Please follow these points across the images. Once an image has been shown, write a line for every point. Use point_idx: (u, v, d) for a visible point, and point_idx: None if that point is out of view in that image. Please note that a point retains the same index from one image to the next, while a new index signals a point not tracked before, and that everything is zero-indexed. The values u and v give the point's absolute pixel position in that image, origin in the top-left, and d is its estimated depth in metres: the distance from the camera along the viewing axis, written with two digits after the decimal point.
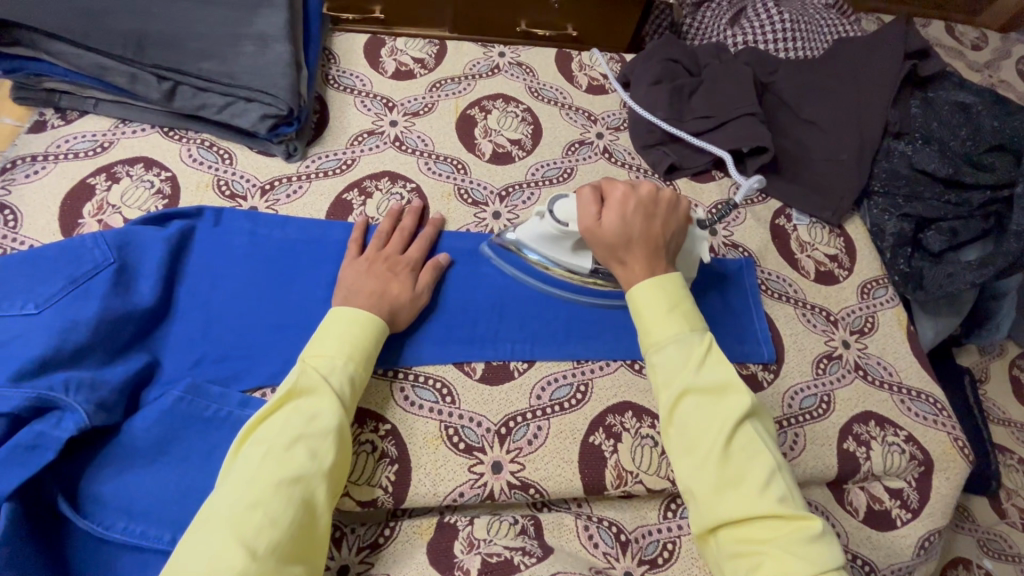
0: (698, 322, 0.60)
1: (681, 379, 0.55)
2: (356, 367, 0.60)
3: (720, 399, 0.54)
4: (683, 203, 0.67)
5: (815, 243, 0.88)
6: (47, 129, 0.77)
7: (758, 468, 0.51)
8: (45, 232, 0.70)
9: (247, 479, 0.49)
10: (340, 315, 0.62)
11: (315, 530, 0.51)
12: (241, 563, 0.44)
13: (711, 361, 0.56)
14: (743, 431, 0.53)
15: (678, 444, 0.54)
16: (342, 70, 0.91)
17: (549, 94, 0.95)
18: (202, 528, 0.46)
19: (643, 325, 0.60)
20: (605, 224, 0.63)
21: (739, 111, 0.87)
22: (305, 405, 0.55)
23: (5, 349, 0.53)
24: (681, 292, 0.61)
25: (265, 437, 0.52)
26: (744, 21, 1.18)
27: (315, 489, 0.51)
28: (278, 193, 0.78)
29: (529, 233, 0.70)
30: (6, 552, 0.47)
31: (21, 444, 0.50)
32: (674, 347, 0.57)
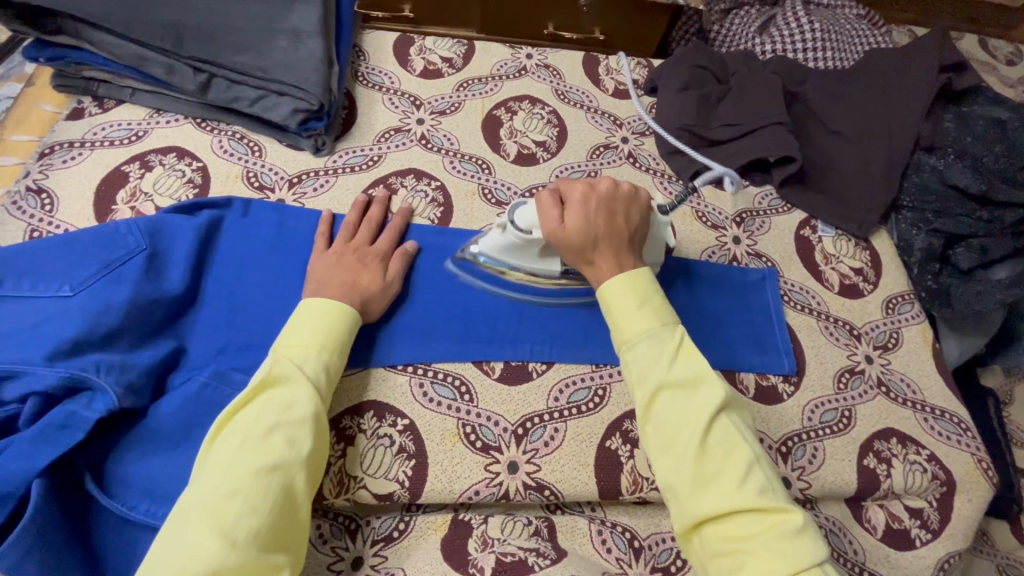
0: (669, 317, 0.60)
1: (655, 375, 0.55)
2: (330, 357, 0.61)
3: (694, 393, 0.54)
4: (642, 194, 0.67)
5: (840, 256, 0.87)
6: (85, 116, 0.79)
7: (736, 461, 0.51)
8: (80, 217, 0.72)
9: (223, 469, 0.49)
10: (314, 307, 0.62)
11: (295, 518, 0.52)
12: (220, 552, 0.45)
13: (684, 356, 0.57)
14: (718, 425, 0.53)
15: (655, 442, 0.54)
16: (371, 67, 0.92)
17: (575, 97, 0.95)
18: (184, 518, 0.47)
19: (615, 322, 0.60)
20: (569, 225, 0.63)
21: (767, 120, 0.87)
22: (280, 394, 0.55)
23: (41, 328, 0.54)
24: (650, 286, 0.61)
25: (242, 426, 0.53)
26: (773, 30, 1.17)
27: (295, 476, 0.52)
28: (306, 185, 0.79)
29: (494, 247, 0.69)
30: (34, 528, 0.48)
31: (53, 423, 0.51)
32: (647, 342, 0.57)
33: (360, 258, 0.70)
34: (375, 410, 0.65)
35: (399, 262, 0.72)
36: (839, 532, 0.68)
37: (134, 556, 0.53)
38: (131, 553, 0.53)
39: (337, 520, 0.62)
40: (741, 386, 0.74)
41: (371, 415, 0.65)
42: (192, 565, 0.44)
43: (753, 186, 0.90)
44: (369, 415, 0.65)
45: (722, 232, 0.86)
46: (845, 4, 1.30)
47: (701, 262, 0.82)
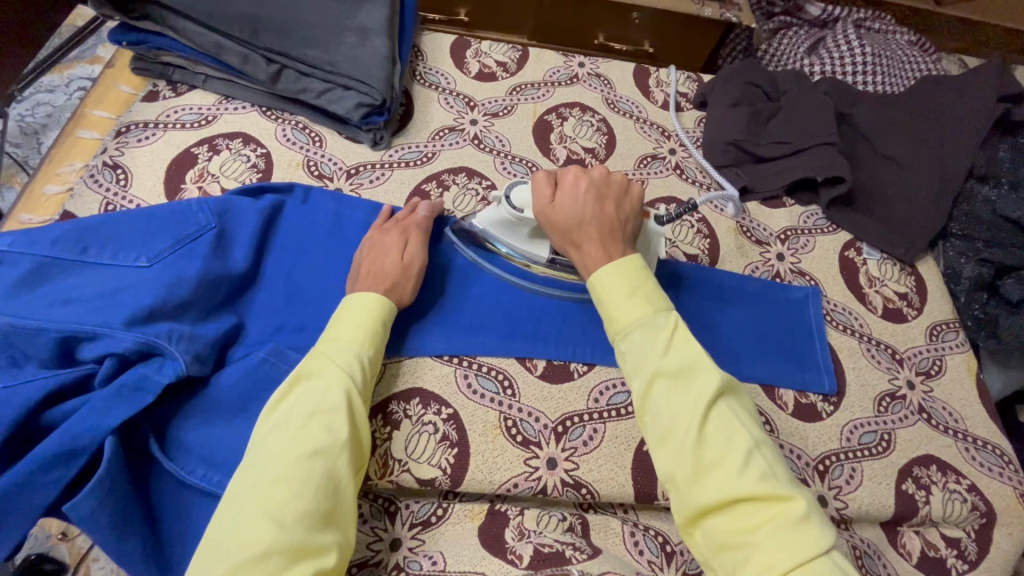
0: (662, 303, 0.59)
1: (649, 365, 0.55)
2: (367, 348, 0.60)
3: (690, 382, 0.54)
4: (635, 187, 0.69)
5: (885, 279, 0.86)
6: (159, 99, 0.83)
7: (736, 448, 0.50)
8: (152, 193, 0.76)
9: (267, 458, 0.50)
10: (354, 301, 0.63)
11: (342, 499, 0.52)
12: (269, 535, 0.45)
13: (677, 343, 0.56)
14: (716, 412, 0.52)
15: (653, 433, 0.54)
16: (428, 67, 0.95)
17: (625, 107, 0.97)
18: (235, 505, 0.48)
19: (608, 311, 0.60)
20: (558, 205, 0.66)
21: (818, 140, 0.87)
22: (315, 385, 0.56)
23: (120, 295, 0.57)
24: (642, 275, 0.61)
25: (281, 418, 0.53)
26: (823, 51, 1.18)
27: (337, 460, 0.52)
28: (362, 177, 0.82)
29: (487, 218, 0.71)
30: (107, 481, 0.51)
31: (127, 384, 0.54)
32: (640, 331, 0.57)
33: (386, 237, 0.70)
34: (421, 397, 0.67)
35: (415, 242, 0.71)
36: (874, 554, 0.68)
37: (190, 519, 0.56)
38: (187, 515, 0.56)
39: (376, 502, 0.64)
40: (780, 402, 0.74)
41: (416, 402, 0.66)
42: (244, 548, 0.45)
43: (799, 205, 0.91)
44: (415, 401, 0.66)
45: (766, 248, 0.86)
46: (896, 30, 1.30)
47: (743, 275, 0.82)
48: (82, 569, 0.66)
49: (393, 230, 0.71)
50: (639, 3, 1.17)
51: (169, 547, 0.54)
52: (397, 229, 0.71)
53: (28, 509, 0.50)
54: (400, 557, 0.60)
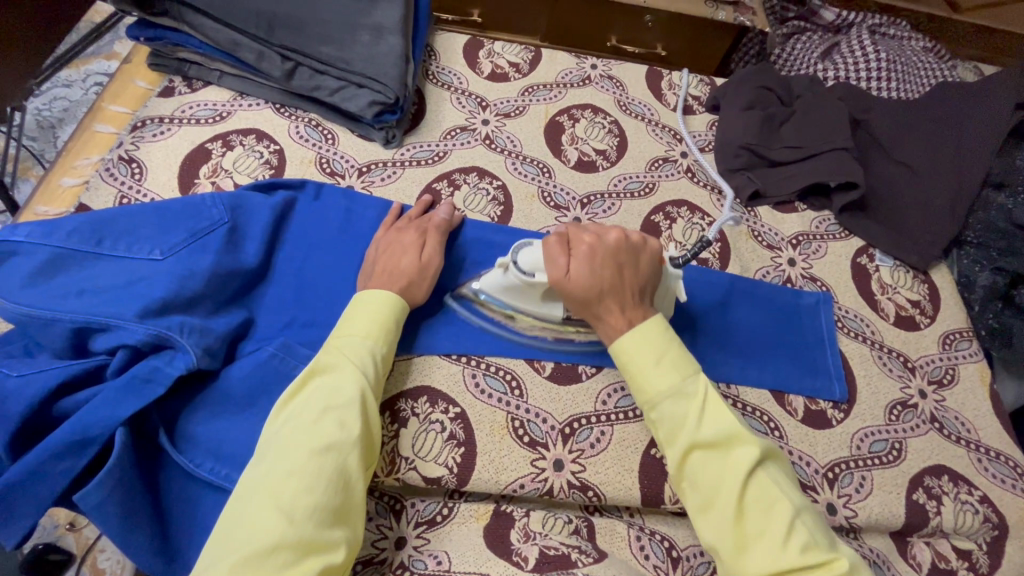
0: (690, 367, 0.59)
1: (683, 436, 0.55)
2: (378, 344, 0.60)
3: (727, 451, 0.54)
4: (651, 244, 0.66)
5: (897, 286, 0.86)
6: (175, 95, 0.84)
7: (778, 517, 0.51)
8: (166, 187, 0.76)
9: (280, 452, 0.50)
10: (366, 298, 0.63)
11: (352, 495, 0.51)
12: (279, 529, 0.45)
13: (710, 411, 0.56)
14: (754, 480, 0.53)
15: (693, 503, 0.54)
16: (441, 66, 0.95)
17: (637, 109, 0.96)
18: (246, 498, 0.48)
19: (635, 380, 0.59)
20: (574, 277, 0.62)
21: (830, 145, 0.87)
22: (327, 380, 0.56)
23: (133, 287, 0.58)
24: (667, 337, 0.60)
25: (294, 412, 0.53)
26: (836, 56, 1.17)
27: (349, 456, 0.52)
28: (373, 175, 0.82)
29: (496, 281, 0.68)
30: (117, 472, 0.51)
31: (139, 376, 0.54)
32: (672, 400, 0.57)
33: (401, 236, 0.70)
34: (428, 395, 0.67)
35: (434, 243, 0.71)
36: (883, 564, 0.67)
37: (197, 511, 0.56)
38: (194, 508, 0.56)
39: (382, 499, 0.64)
40: (790, 408, 0.73)
41: (424, 400, 0.66)
42: (254, 542, 0.45)
43: (811, 210, 0.90)
44: (422, 399, 0.66)
45: (777, 252, 0.86)
46: (911, 36, 1.29)
47: (754, 280, 0.82)
48: (88, 559, 0.67)
49: (410, 230, 0.71)
50: (652, 6, 1.16)
51: (176, 539, 0.55)
52: (410, 229, 0.71)
53: (39, 497, 0.51)
54: (405, 556, 0.60)
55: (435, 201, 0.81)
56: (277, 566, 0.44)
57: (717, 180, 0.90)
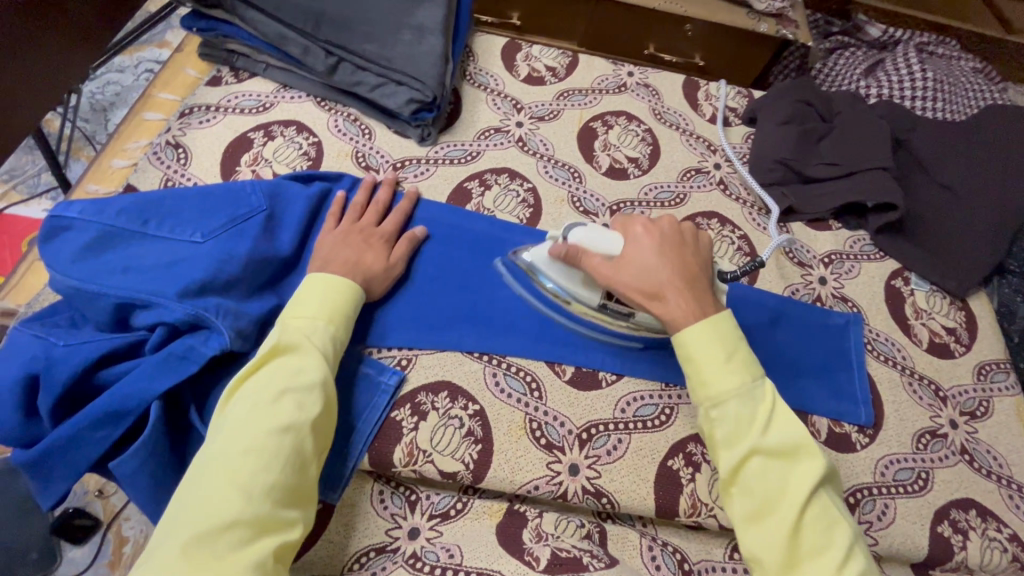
0: (757, 370, 0.58)
1: (748, 440, 0.54)
2: (336, 329, 0.61)
3: (790, 462, 0.54)
4: (701, 233, 0.67)
5: (933, 312, 0.83)
6: (222, 84, 0.86)
7: (835, 540, 0.51)
8: (208, 173, 0.79)
9: (237, 430, 0.50)
10: (318, 280, 0.63)
11: (307, 477, 0.52)
12: (236, 507, 0.46)
13: (776, 420, 0.55)
14: (817, 498, 0.52)
15: (743, 506, 0.54)
16: (479, 68, 0.96)
17: (671, 119, 0.96)
18: (201, 476, 0.48)
19: (698, 373, 0.57)
20: (637, 262, 0.62)
21: (870, 165, 0.85)
22: (287, 361, 0.56)
23: (174, 268, 0.60)
24: (734, 335, 0.59)
25: (250, 392, 0.53)
26: (880, 74, 1.15)
27: (306, 438, 0.52)
28: (407, 171, 0.83)
29: (543, 260, 0.69)
30: (151, 444, 0.53)
31: (175, 353, 0.56)
32: (737, 401, 0.55)
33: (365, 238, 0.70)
34: (449, 390, 0.67)
35: (402, 245, 0.72)
36: None
37: None
38: None
39: (398, 490, 0.65)
40: (813, 429, 0.72)
41: (444, 395, 0.67)
42: (208, 520, 0.45)
43: (846, 229, 0.88)
44: (443, 395, 0.67)
45: (808, 270, 0.84)
46: (961, 56, 1.26)
47: (783, 297, 0.81)
48: (113, 527, 0.72)
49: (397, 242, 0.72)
50: (691, 15, 1.16)
51: None
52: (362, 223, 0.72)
53: (77, 463, 0.53)
54: (417, 546, 0.61)
55: (466, 200, 0.82)
56: (233, 543, 0.45)
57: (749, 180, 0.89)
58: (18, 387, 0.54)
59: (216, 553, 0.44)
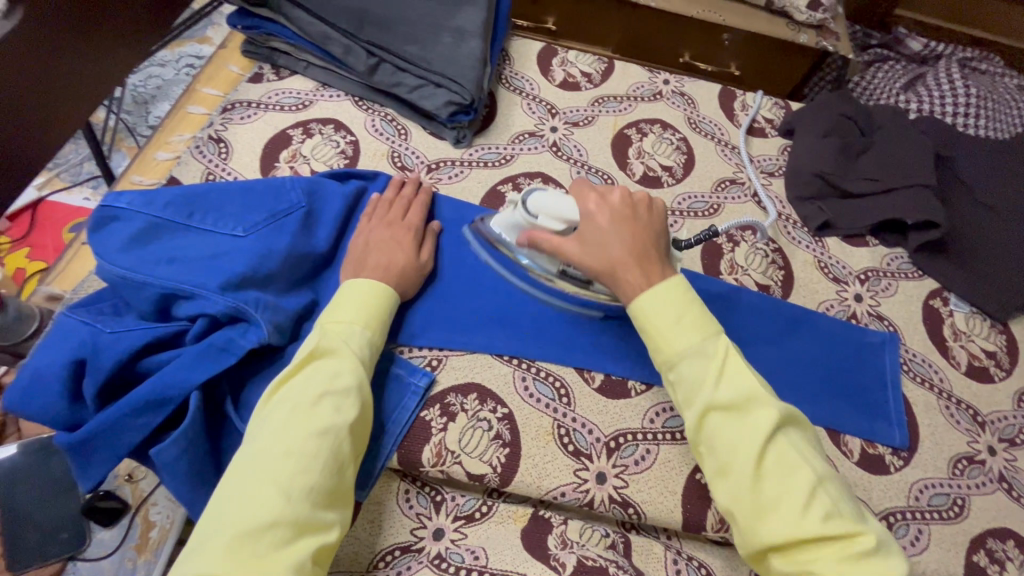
0: (712, 328, 0.56)
1: (702, 397, 0.52)
2: (372, 334, 0.61)
3: (746, 413, 0.51)
4: (655, 204, 0.65)
5: (972, 334, 0.81)
6: (263, 81, 0.88)
7: (801, 485, 0.48)
8: (248, 168, 0.80)
9: (278, 433, 0.51)
10: (357, 285, 0.63)
11: (344, 480, 0.53)
12: (277, 508, 0.46)
13: (731, 372, 0.53)
14: (775, 444, 0.50)
15: (710, 466, 0.52)
16: (515, 71, 0.96)
17: (706, 128, 0.95)
18: (244, 476, 0.49)
19: (653, 340, 0.56)
20: (586, 237, 0.61)
21: (912, 181, 0.83)
22: (325, 365, 0.56)
23: (216, 260, 0.61)
24: (687, 297, 0.57)
25: (290, 395, 0.54)
26: (920, 88, 1.13)
27: (344, 441, 0.53)
28: (442, 173, 0.84)
29: (505, 221, 0.69)
30: (190, 433, 0.54)
31: (215, 344, 0.57)
32: (690, 360, 0.54)
33: (393, 234, 0.70)
34: (478, 393, 0.67)
35: (429, 242, 0.73)
36: None
37: None
38: None
39: (423, 490, 0.65)
40: (845, 449, 0.70)
41: (473, 397, 0.67)
42: (250, 519, 0.46)
43: (883, 245, 0.87)
44: (472, 397, 0.67)
45: (843, 286, 0.83)
46: (1005, 73, 1.23)
47: (816, 312, 0.79)
48: (141, 510, 0.75)
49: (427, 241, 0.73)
50: (730, 24, 1.15)
51: None
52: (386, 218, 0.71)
53: (117, 448, 0.55)
54: (442, 547, 0.61)
55: (499, 204, 0.83)
56: (271, 542, 0.45)
57: (764, 200, 0.88)
58: (64, 373, 0.55)
59: (256, 552, 0.44)
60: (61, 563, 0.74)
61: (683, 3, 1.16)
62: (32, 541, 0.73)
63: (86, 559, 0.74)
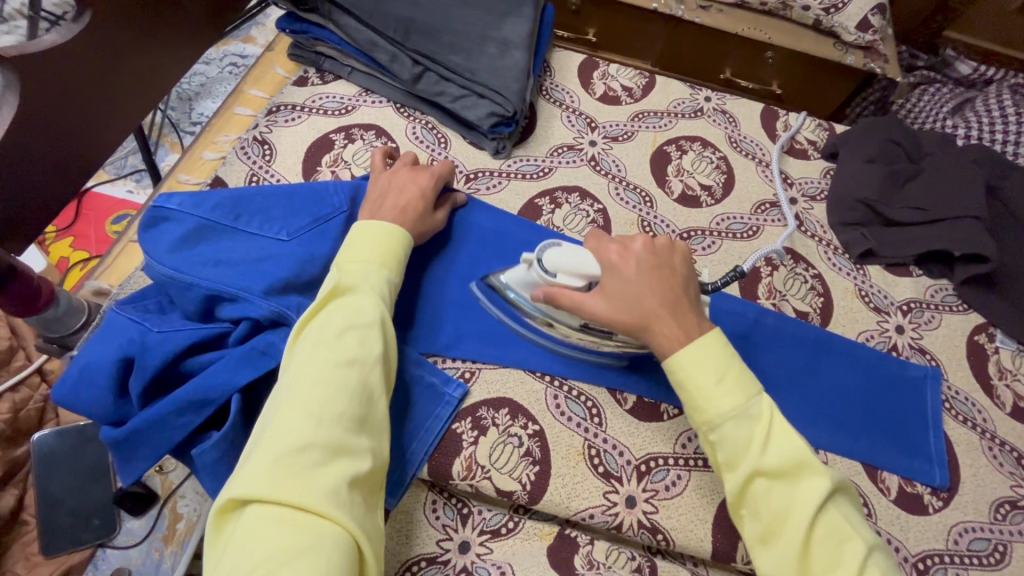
0: (753, 386, 0.54)
1: (747, 461, 0.51)
2: (390, 274, 0.61)
3: (793, 481, 0.50)
4: (678, 246, 0.62)
5: (1018, 373, 0.79)
6: (308, 85, 0.89)
7: (852, 556, 0.47)
8: (291, 171, 0.81)
9: (308, 363, 0.50)
10: (368, 229, 0.62)
11: (375, 411, 0.52)
12: (309, 430, 0.46)
13: (776, 437, 0.51)
14: (825, 516, 0.48)
15: (754, 531, 0.51)
16: (555, 83, 0.96)
17: (747, 147, 0.94)
18: (277, 408, 0.48)
19: (692, 397, 0.54)
20: (608, 289, 0.58)
21: (962, 213, 0.81)
22: (348, 302, 0.56)
23: (261, 264, 0.62)
24: (729, 354, 0.55)
25: (317, 330, 0.53)
26: (969, 113, 1.11)
27: (370, 371, 0.52)
28: (480, 183, 0.84)
29: (521, 280, 0.66)
30: (231, 435, 0.55)
31: (256, 347, 0.58)
32: (732, 422, 0.52)
33: (417, 189, 0.70)
34: (510, 408, 0.67)
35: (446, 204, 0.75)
36: None
37: None
38: None
39: (450, 501, 0.65)
40: (883, 486, 0.68)
41: (505, 412, 0.67)
42: (284, 441, 0.45)
43: (927, 276, 0.84)
44: (503, 412, 0.67)
45: (885, 317, 0.81)
46: None
47: (856, 343, 0.77)
48: (170, 502, 0.76)
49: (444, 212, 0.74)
50: (775, 42, 1.13)
51: None
52: (416, 186, 0.70)
53: (159, 446, 0.56)
54: (467, 561, 0.61)
55: (536, 217, 0.82)
56: (308, 463, 0.44)
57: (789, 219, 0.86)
58: (113, 369, 0.56)
59: (293, 473, 0.43)
60: (91, 550, 0.76)
61: (729, 19, 1.14)
62: (65, 527, 0.75)
63: (116, 546, 0.75)
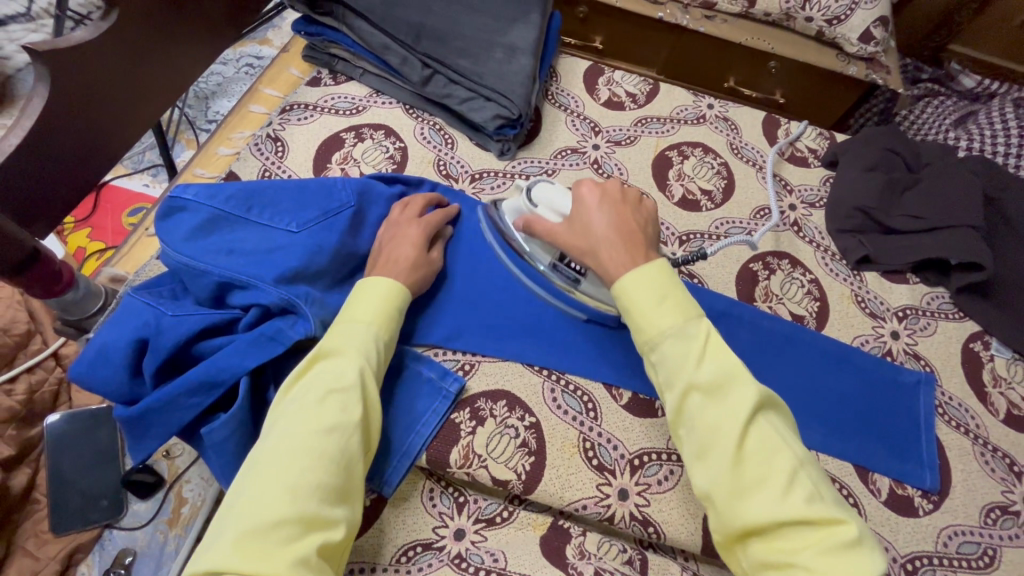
0: (693, 310, 0.55)
1: (683, 377, 0.51)
2: (379, 332, 0.61)
3: (726, 395, 0.50)
4: (644, 199, 0.66)
5: (1012, 381, 0.80)
6: (321, 85, 0.92)
7: (779, 467, 0.47)
8: (302, 167, 0.84)
9: (288, 432, 0.51)
10: (365, 287, 0.63)
11: (353, 478, 0.52)
12: (282, 506, 0.47)
13: (710, 355, 0.52)
14: (755, 428, 0.49)
15: (689, 447, 0.51)
16: (561, 88, 0.98)
17: (748, 154, 0.95)
18: (255, 474, 0.49)
19: (635, 321, 0.55)
20: (574, 219, 0.63)
21: (958, 221, 0.82)
22: (331, 366, 0.57)
23: (271, 254, 0.64)
24: (671, 282, 0.56)
25: (301, 395, 0.54)
26: (971, 125, 1.12)
27: (350, 440, 0.53)
28: (485, 183, 0.86)
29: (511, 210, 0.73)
30: (239, 416, 0.58)
31: (265, 333, 0.60)
32: (672, 341, 0.53)
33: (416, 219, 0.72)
34: (507, 400, 0.69)
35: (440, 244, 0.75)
36: None
37: None
38: None
39: (447, 489, 0.66)
40: (873, 487, 0.69)
41: (503, 404, 0.69)
42: (256, 519, 0.46)
43: (924, 284, 0.85)
44: (501, 403, 0.69)
45: (880, 322, 0.82)
46: None
47: (850, 347, 0.79)
48: (175, 487, 0.78)
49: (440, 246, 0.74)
50: (778, 53, 1.15)
51: None
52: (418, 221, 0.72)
53: (170, 425, 0.58)
54: (462, 547, 0.63)
55: None
56: (281, 539, 0.45)
57: (771, 209, 0.88)
58: (129, 350, 0.59)
59: (266, 548, 0.44)
60: (98, 530, 0.78)
61: (734, 29, 1.16)
62: (75, 506, 0.77)
63: (121, 528, 0.78)
